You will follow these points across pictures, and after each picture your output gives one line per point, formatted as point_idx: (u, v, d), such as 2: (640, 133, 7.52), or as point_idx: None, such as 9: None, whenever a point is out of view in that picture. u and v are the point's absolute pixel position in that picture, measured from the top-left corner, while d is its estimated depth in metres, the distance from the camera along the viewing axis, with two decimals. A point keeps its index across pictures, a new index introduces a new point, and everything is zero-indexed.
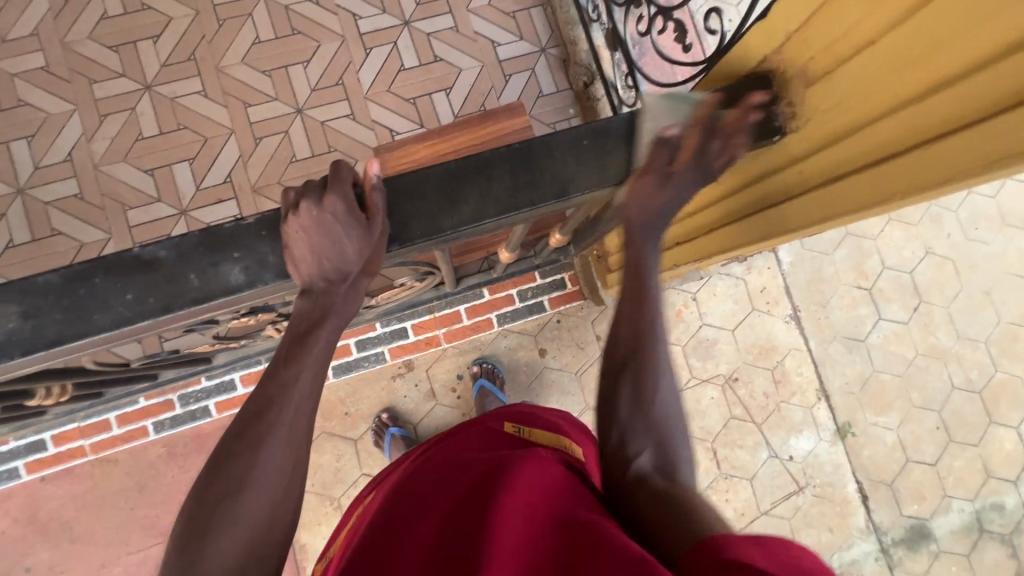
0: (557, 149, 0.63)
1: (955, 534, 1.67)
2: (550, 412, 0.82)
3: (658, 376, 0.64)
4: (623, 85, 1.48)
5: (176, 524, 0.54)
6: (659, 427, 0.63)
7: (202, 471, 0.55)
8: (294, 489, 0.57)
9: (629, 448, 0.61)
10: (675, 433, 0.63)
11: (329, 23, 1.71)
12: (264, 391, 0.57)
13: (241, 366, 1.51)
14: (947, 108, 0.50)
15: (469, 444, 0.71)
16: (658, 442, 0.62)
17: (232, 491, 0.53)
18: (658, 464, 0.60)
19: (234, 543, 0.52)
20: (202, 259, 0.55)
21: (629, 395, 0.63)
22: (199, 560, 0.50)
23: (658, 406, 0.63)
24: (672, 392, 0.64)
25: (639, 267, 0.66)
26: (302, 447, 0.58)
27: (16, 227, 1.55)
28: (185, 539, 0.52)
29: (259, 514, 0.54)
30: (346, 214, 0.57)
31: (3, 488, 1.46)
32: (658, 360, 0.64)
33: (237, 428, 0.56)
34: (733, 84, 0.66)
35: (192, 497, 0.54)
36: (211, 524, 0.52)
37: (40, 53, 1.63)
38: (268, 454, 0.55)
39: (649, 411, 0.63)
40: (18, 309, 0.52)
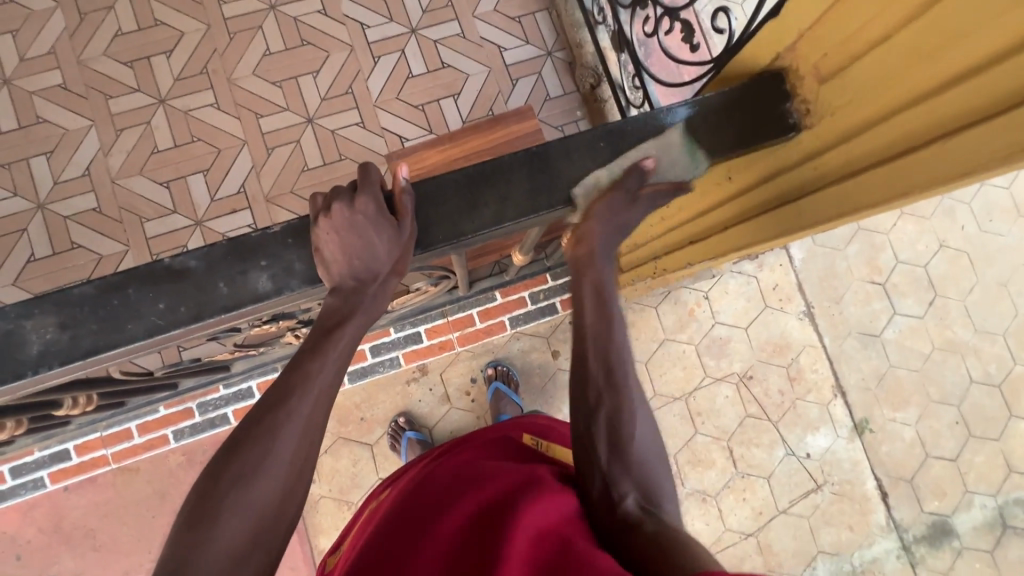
0: (573, 151, 0.64)
1: (978, 530, 1.65)
2: (567, 427, 0.86)
3: (632, 415, 0.66)
4: (630, 85, 1.49)
5: (188, 499, 0.54)
6: (638, 465, 0.63)
7: (218, 452, 0.56)
8: (304, 479, 0.57)
9: (614, 490, 0.59)
10: (654, 469, 0.63)
11: (337, 33, 1.73)
12: (286, 380, 0.58)
13: (259, 373, 1.53)
14: (961, 102, 0.51)
15: (488, 449, 0.72)
16: (641, 479, 0.61)
17: (246, 475, 0.54)
18: (642, 502, 0.59)
19: (241, 528, 0.52)
20: (231, 267, 0.56)
21: (604, 433, 0.64)
22: (207, 540, 0.50)
23: (636, 446, 0.64)
24: (650, 433, 0.66)
25: (601, 293, 0.72)
26: (315, 440, 0.58)
27: (36, 241, 1.58)
28: (193, 518, 0.52)
29: (268, 501, 0.54)
30: (377, 215, 0.58)
31: (28, 498, 1.48)
32: (628, 392, 0.67)
33: (257, 415, 0.57)
34: (746, 82, 0.67)
35: (206, 476, 0.54)
36: (222, 504, 0.52)
37: (57, 71, 1.66)
38: (285, 442, 0.56)
39: (626, 447, 0.63)
40: (55, 320, 0.53)
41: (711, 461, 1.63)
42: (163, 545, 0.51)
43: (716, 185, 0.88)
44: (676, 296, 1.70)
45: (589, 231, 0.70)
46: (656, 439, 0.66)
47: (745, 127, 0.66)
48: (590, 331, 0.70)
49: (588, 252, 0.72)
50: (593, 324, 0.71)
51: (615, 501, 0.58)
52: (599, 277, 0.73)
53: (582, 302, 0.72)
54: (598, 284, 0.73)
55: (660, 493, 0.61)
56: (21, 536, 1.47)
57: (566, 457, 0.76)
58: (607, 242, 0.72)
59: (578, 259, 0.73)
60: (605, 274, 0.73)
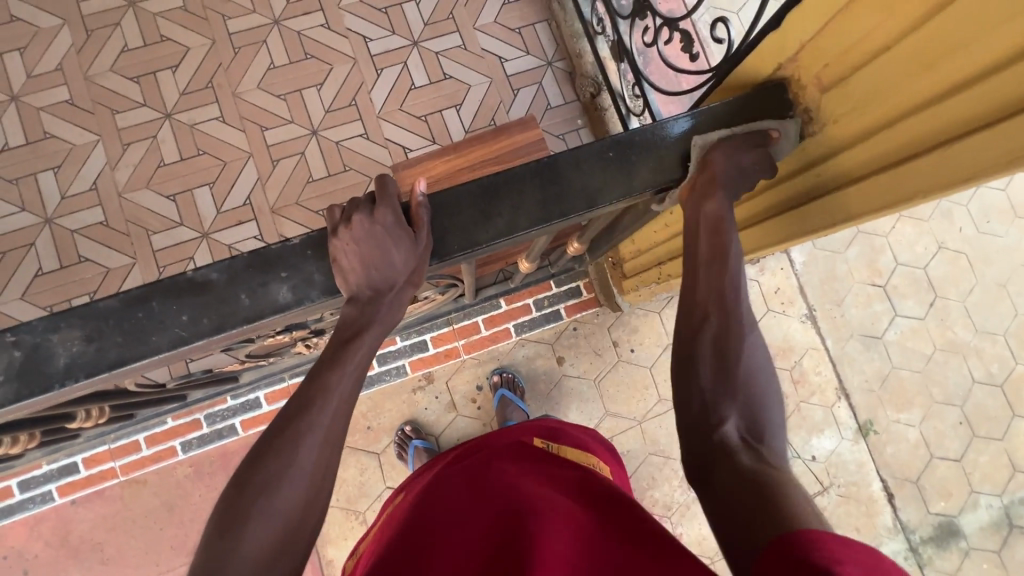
0: (583, 162, 0.65)
1: (985, 530, 1.65)
2: (578, 429, 0.87)
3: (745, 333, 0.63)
4: (630, 94, 1.51)
5: (214, 509, 0.55)
6: (745, 388, 0.61)
7: (243, 460, 0.57)
8: (324, 488, 0.58)
9: (713, 412, 0.59)
10: (764, 387, 0.61)
11: (340, 46, 1.76)
12: (307, 390, 0.59)
13: (266, 384, 1.54)
14: (965, 108, 0.52)
15: (501, 454, 0.73)
16: (749, 401, 0.60)
17: (269, 484, 0.55)
18: (744, 431, 0.58)
19: (267, 536, 0.53)
20: (252, 279, 0.58)
21: (710, 355, 0.62)
22: (237, 545, 0.51)
23: (744, 364, 0.62)
24: (760, 351, 0.63)
25: (720, 224, 0.66)
26: (335, 450, 0.59)
27: (44, 255, 1.59)
28: (221, 526, 0.53)
29: (292, 509, 0.55)
30: (395, 226, 0.60)
31: (36, 511, 1.48)
32: (743, 320, 0.64)
33: (279, 425, 0.58)
34: (749, 93, 0.69)
35: (232, 483, 0.56)
36: (249, 512, 0.53)
37: (64, 87, 1.68)
38: (307, 451, 0.57)
39: (735, 369, 0.61)
40: (81, 333, 0.55)
41: None
42: (193, 553, 0.52)
43: None
44: None
45: (713, 158, 0.65)
46: (766, 359, 0.64)
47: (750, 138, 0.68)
48: (705, 258, 0.67)
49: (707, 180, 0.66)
50: (708, 252, 0.66)
51: (713, 427, 0.58)
52: (718, 209, 0.66)
53: (697, 234, 0.67)
54: (717, 215, 0.66)
55: (768, 423, 0.59)
56: (29, 550, 1.47)
57: (582, 459, 0.78)
58: (734, 177, 0.66)
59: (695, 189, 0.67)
60: (726, 205, 0.66)
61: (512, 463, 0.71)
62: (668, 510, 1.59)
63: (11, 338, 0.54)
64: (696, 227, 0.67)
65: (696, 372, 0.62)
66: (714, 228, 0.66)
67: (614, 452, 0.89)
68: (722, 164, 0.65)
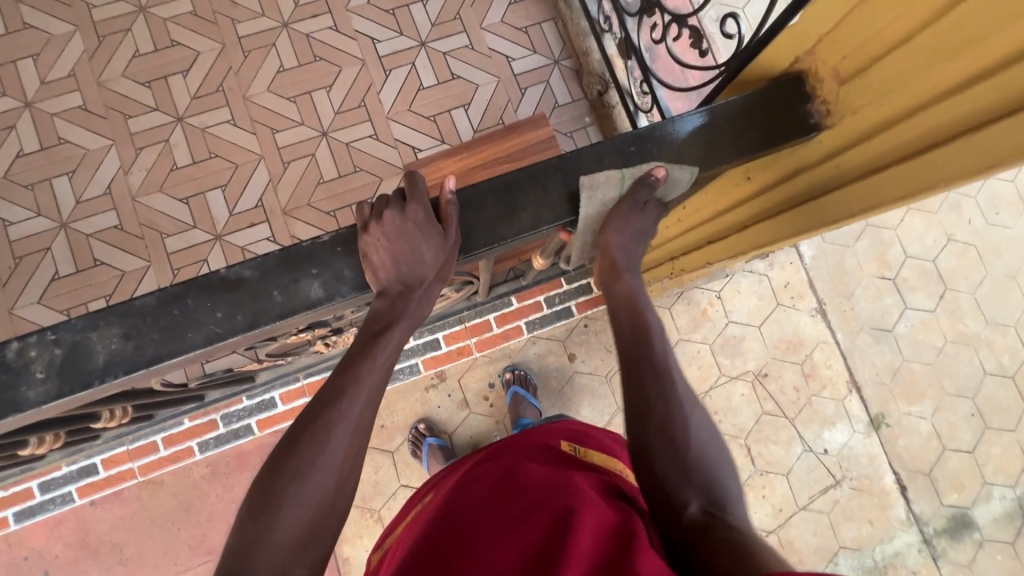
0: (604, 157, 0.67)
1: (998, 522, 1.65)
2: (601, 432, 0.87)
3: (690, 414, 0.66)
4: (638, 91, 1.52)
5: (248, 494, 0.57)
6: (698, 469, 0.62)
7: (278, 446, 0.59)
8: (353, 476, 0.59)
9: (674, 497, 0.59)
10: (715, 462, 0.63)
11: (349, 48, 1.77)
12: (338, 379, 0.61)
13: (281, 384, 1.56)
14: (984, 99, 0.53)
15: (525, 455, 0.74)
16: (705, 482, 0.61)
17: (302, 470, 0.56)
18: (706, 507, 0.58)
19: (297, 522, 0.54)
20: (283, 276, 0.59)
21: (660, 440, 0.63)
22: (270, 530, 0.53)
23: (694, 439, 0.64)
24: (706, 430, 0.65)
25: (634, 304, 0.74)
26: (364, 439, 0.60)
27: (60, 260, 1.61)
28: (255, 509, 0.54)
29: (322, 495, 0.56)
30: (426, 222, 0.63)
31: (57, 513, 1.50)
32: (682, 397, 0.67)
33: (311, 414, 0.59)
34: (766, 86, 0.69)
35: (266, 468, 0.57)
36: (282, 497, 0.54)
37: (78, 93, 1.70)
38: (337, 440, 0.58)
39: (687, 453, 0.63)
40: (120, 331, 0.56)
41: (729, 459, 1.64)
42: (228, 534, 0.53)
43: (735, 186, 0.90)
44: (689, 297, 1.71)
45: (607, 241, 0.72)
46: (715, 435, 0.66)
47: (767, 131, 0.69)
48: (634, 331, 0.72)
49: (613, 265, 0.75)
50: (631, 333, 0.72)
51: (679, 510, 0.58)
52: (630, 287, 0.75)
53: (617, 311, 0.75)
54: (630, 291, 0.75)
55: (725, 493, 0.61)
56: (49, 551, 1.49)
57: (607, 464, 0.78)
58: (627, 255, 0.74)
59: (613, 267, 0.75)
60: (634, 285, 0.76)
61: (534, 462, 0.71)
62: None
63: (52, 336, 0.56)
64: (615, 306, 0.76)
65: (651, 453, 0.63)
66: (630, 307, 0.74)
67: None
68: (615, 248, 0.72)
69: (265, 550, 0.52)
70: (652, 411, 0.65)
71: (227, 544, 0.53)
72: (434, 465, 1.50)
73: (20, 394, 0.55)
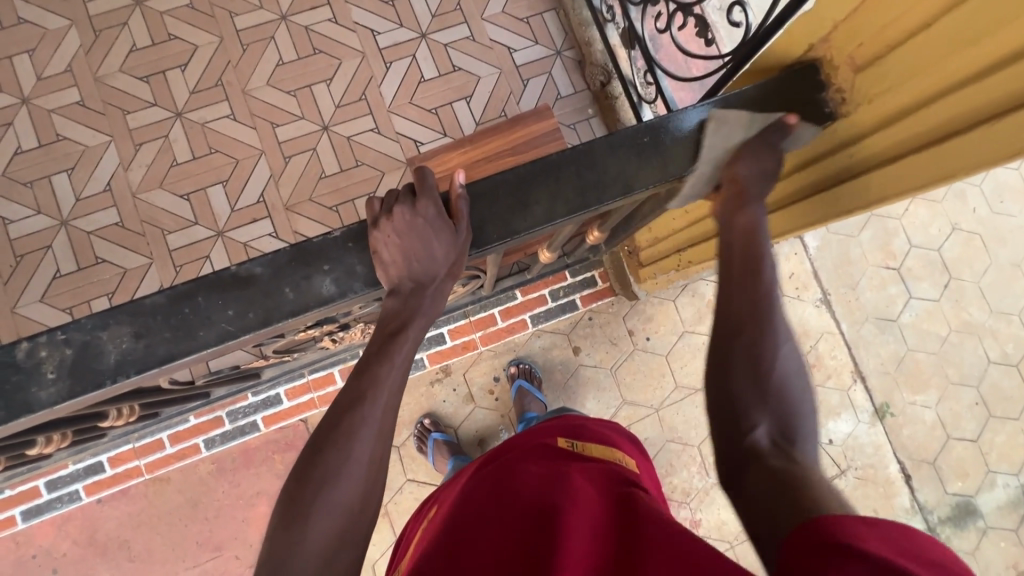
0: (619, 147, 0.66)
1: (1002, 509, 1.66)
2: (593, 422, 0.87)
3: (779, 344, 0.63)
4: (642, 82, 1.51)
5: (276, 505, 0.57)
6: (776, 395, 0.60)
7: (302, 454, 0.59)
8: (379, 481, 0.59)
9: (743, 419, 0.59)
10: (796, 396, 0.60)
11: (349, 41, 1.75)
12: (358, 383, 0.61)
13: (287, 380, 1.55)
14: (1003, 87, 0.52)
15: (528, 455, 0.73)
16: (779, 410, 0.59)
17: (328, 477, 0.56)
18: (774, 436, 0.57)
19: (327, 530, 0.54)
20: (294, 273, 0.59)
21: (743, 366, 0.61)
22: (300, 540, 0.53)
23: (778, 367, 0.61)
24: (793, 363, 0.62)
25: (755, 234, 0.67)
26: (387, 442, 0.60)
27: (61, 257, 1.60)
28: (284, 520, 0.54)
29: (350, 501, 0.56)
30: (436, 218, 0.62)
31: (64, 511, 1.50)
32: (777, 326, 0.63)
33: (334, 418, 0.59)
34: (778, 76, 0.68)
35: (292, 477, 0.57)
36: (311, 506, 0.55)
37: (75, 89, 1.68)
38: (361, 445, 0.58)
39: (767, 379, 0.60)
40: (130, 330, 0.56)
41: None
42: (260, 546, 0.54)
43: None
44: (694, 289, 1.70)
45: (737, 172, 0.68)
46: (800, 369, 0.62)
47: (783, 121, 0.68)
48: (742, 261, 0.67)
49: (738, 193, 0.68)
50: (743, 262, 0.66)
51: (745, 433, 0.58)
52: (750, 219, 0.68)
53: (730, 242, 0.68)
54: (751, 224, 0.68)
55: (801, 429, 0.58)
56: (58, 549, 1.49)
57: (605, 456, 0.78)
58: (757, 186, 0.68)
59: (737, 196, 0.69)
60: (758, 213, 0.68)
61: (537, 462, 0.71)
62: (686, 495, 1.60)
63: (62, 336, 0.55)
64: (731, 237, 0.69)
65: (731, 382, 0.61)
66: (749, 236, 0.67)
67: (641, 448, 0.88)
68: (745, 178, 0.68)
69: (298, 559, 0.52)
70: (740, 338, 0.63)
71: (259, 558, 0.53)
72: (440, 460, 1.50)
73: (32, 395, 0.54)
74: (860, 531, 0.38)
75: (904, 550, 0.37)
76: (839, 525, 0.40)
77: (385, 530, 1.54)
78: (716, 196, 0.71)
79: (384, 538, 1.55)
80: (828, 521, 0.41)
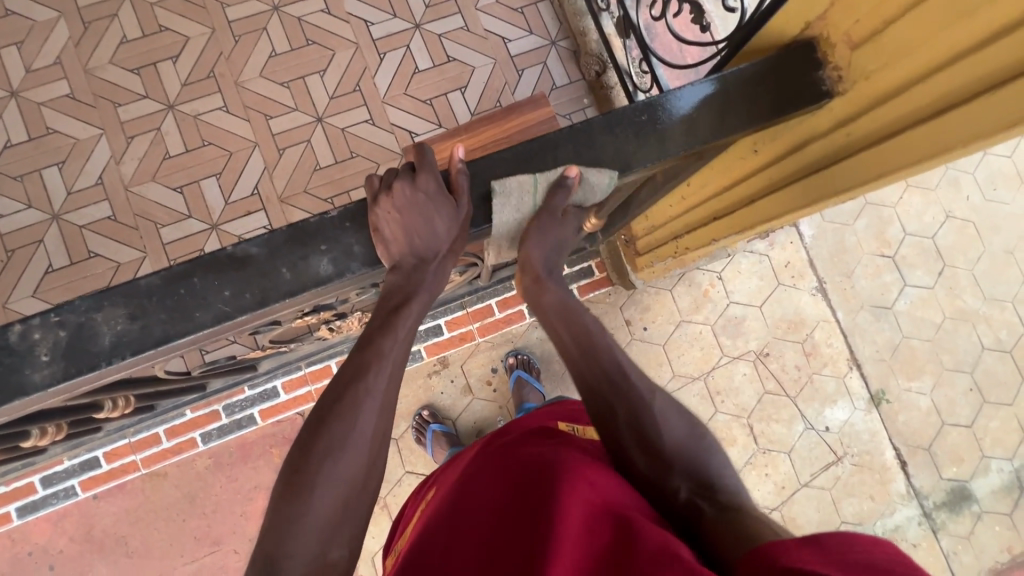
0: (618, 126, 0.66)
1: (996, 494, 1.67)
2: None
3: (654, 401, 0.69)
4: (637, 71, 1.50)
5: (280, 475, 0.60)
6: (677, 455, 0.64)
7: (306, 426, 0.62)
8: (381, 452, 0.63)
9: (662, 486, 0.62)
10: (696, 451, 0.65)
11: (342, 31, 1.74)
12: (362, 355, 0.65)
13: (283, 372, 1.54)
14: (996, 60, 0.52)
15: (526, 437, 0.73)
16: (688, 467, 0.63)
17: (332, 449, 0.59)
18: (695, 487, 0.61)
19: (331, 500, 0.58)
20: (291, 253, 0.58)
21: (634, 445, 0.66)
22: (304, 512, 0.56)
23: (666, 433, 0.66)
24: (675, 421, 0.68)
25: (566, 307, 0.81)
26: (390, 414, 0.64)
27: (54, 252, 1.58)
28: (290, 491, 0.58)
29: (352, 475, 0.59)
30: (437, 193, 0.64)
31: (60, 507, 1.49)
32: (639, 390, 0.70)
33: (336, 392, 0.63)
34: (776, 54, 0.68)
35: (296, 448, 0.61)
36: (317, 477, 0.58)
37: (65, 81, 1.66)
38: (366, 417, 0.62)
39: (664, 445, 0.65)
40: (125, 311, 0.55)
41: (732, 438, 1.65)
42: (264, 517, 0.57)
43: (743, 158, 0.88)
44: (690, 278, 1.71)
45: (532, 256, 0.80)
46: (681, 414, 0.69)
47: (780, 97, 0.68)
48: (569, 334, 0.79)
49: (536, 275, 0.82)
50: (571, 339, 0.79)
51: (670, 496, 0.61)
52: (557, 296, 0.82)
53: (553, 321, 0.82)
54: (558, 300, 0.82)
55: (710, 472, 0.63)
56: (53, 546, 1.48)
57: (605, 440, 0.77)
58: (548, 261, 0.82)
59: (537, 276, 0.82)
60: (561, 292, 0.83)
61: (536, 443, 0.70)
62: None
63: (56, 318, 0.54)
64: (550, 316, 0.82)
65: (630, 454, 0.66)
66: (561, 312, 0.81)
67: None
68: (538, 260, 0.81)
69: (304, 529, 0.56)
70: (616, 410, 0.69)
71: (262, 528, 0.57)
72: (439, 451, 1.50)
73: (26, 377, 0.54)
74: (803, 555, 0.39)
75: (848, 561, 0.37)
76: (788, 551, 0.41)
77: (384, 522, 1.53)
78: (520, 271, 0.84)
79: (383, 530, 1.55)
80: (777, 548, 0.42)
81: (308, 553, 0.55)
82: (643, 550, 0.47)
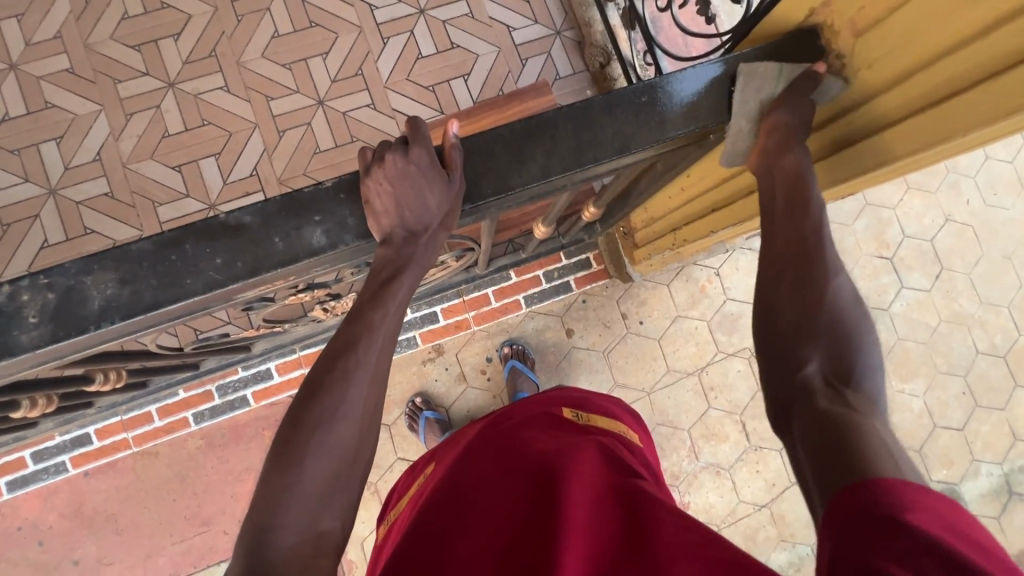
0: (616, 107, 0.66)
1: (984, 497, 1.68)
2: (601, 397, 0.86)
3: (833, 275, 0.59)
4: (642, 63, 1.48)
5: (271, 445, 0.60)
6: (829, 327, 0.56)
7: (296, 396, 0.62)
8: (371, 426, 0.64)
9: (794, 355, 0.56)
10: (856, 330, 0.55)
11: (345, 14, 1.72)
12: (352, 328, 0.65)
13: (277, 355, 1.54)
14: (1003, 46, 0.51)
15: (532, 422, 0.73)
16: (835, 347, 0.55)
17: (324, 420, 0.60)
18: (828, 373, 0.54)
19: (322, 468, 0.59)
20: (285, 223, 0.59)
21: (792, 295, 0.58)
22: (296, 481, 0.57)
23: (831, 295, 0.57)
24: (850, 297, 0.57)
25: (800, 178, 0.64)
26: (379, 387, 0.65)
27: (49, 227, 1.57)
28: (280, 460, 0.58)
29: (345, 447, 0.61)
30: (429, 166, 0.63)
31: (50, 482, 1.49)
32: (827, 262, 0.59)
33: (327, 363, 0.63)
34: (778, 40, 0.67)
35: (287, 418, 0.61)
36: (308, 448, 0.59)
37: (64, 55, 1.65)
38: (356, 389, 0.62)
39: (822, 308, 0.57)
40: (115, 276, 0.55)
41: (725, 435, 1.63)
42: (256, 485, 0.57)
43: None
44: (687, 273, 1.70)
45: (773, 121, 0.66)
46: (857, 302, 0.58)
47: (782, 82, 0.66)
48: (784, 195, 0.64)
49: (782, 139, 0.66)
50: (786, 198, 0.64)
51: (795, 367, 0.55)
52: (797, 161, 0.65)
53: (772, 186, 0.66)
54: (800, 166, 0.64)
55: (859, 367, 0.54)
56: (43, 521, 1.48)
57: (609, 428, 0.78)
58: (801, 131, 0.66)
59: (784, 140, 0.66)
60: (806, 159, 0.65)
61: (541, 431, 0.71)
62: (676, 479, 1.61)
63: (45, 280, 0.54)
64: (774, 182, 0.66)
65: (777, 307, 0.59)
66: (792, 181, 0.64)
67: (641, 420, 0.89)
68: (785, 125, 0.66)
69: (295, 499, 0.56)
70: (783, 280, 0.60)
71: (253, 495, 0.57)
72: (430, 437, 1.51)
73: (13, 338, 0.53)
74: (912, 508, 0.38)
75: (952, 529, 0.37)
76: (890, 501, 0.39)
77: (374, 507, 1.53)
78: (757, 147, 0.69)
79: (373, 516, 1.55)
80: (892, 484, 0.40)
81: (299, 524, 0.56)
82: (659, 539, 0.48)
